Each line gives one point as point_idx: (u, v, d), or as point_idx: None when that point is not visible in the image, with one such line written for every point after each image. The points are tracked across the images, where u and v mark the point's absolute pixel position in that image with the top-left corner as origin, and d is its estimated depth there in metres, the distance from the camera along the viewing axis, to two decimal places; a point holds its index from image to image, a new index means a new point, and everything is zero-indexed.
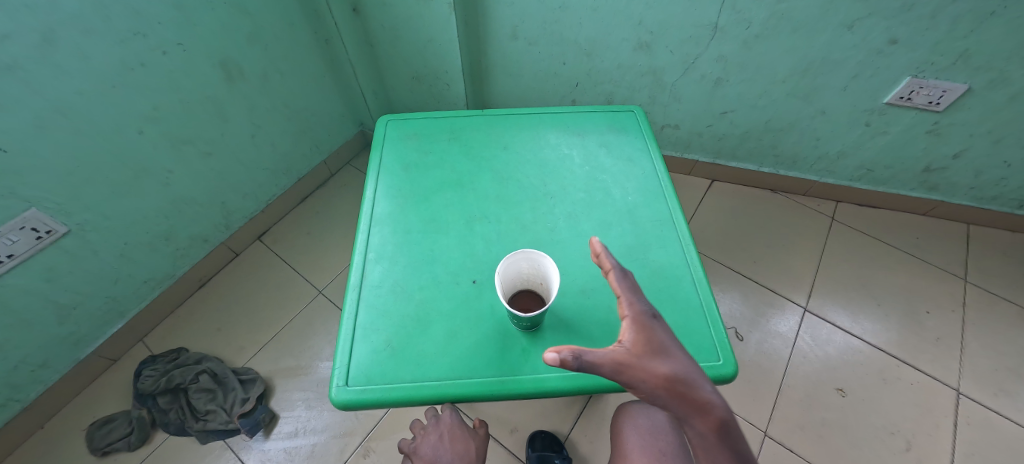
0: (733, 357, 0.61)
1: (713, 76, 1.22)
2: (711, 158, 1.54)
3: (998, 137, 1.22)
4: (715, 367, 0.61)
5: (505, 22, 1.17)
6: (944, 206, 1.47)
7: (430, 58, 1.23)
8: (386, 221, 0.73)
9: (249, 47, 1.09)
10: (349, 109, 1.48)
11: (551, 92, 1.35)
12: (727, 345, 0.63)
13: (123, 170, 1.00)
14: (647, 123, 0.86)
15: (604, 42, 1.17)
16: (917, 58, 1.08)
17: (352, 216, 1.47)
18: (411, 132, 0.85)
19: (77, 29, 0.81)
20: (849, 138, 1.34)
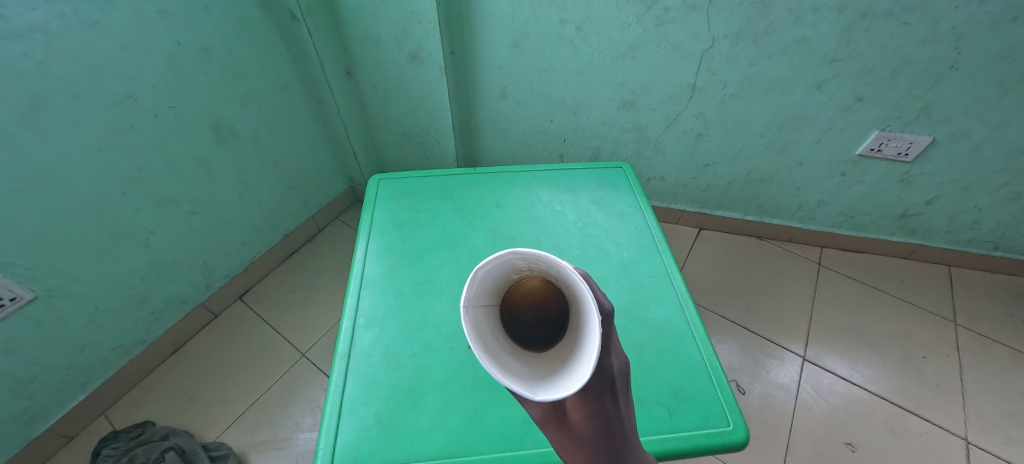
0: (743, 421, 0.58)
1: (694, 132, 1.27)
2: (698, 207, 1.57)
3: (965, 185, 1.27)
4: (725, 433, 0.57)
5: (493, 82, 1.21)
6: (924, 249, 1.50)
7: (422, 117, 1.26)
8: (377, 283, 0.71)
9: (241, 109, 1.10)
10: (338, 166, 1.48)
11: (539, 147, 1.38)
12: (735, 407, 0.59)
13: (102, 232, 0.96)
14: (636, 178, 0.87)
15: (589, 101, 1.22)
16: (882, 114, 1.14)
17: (338, 273, 1.43)
18: (403, 191, 0.85)
19: (67, 94, 0.81)
20: (828, 187, 1.38)
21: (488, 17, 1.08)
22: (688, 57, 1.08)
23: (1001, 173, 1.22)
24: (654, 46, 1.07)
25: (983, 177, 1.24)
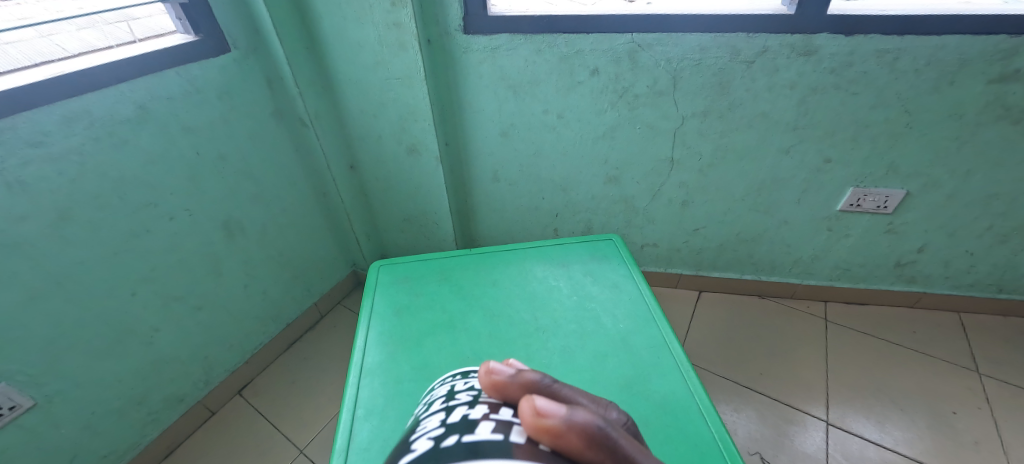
0: None
1: (679, 200, 1.34)
2: (694, 270, 1.60)
3: (949, 231, 1.31)
4: None
5: (486, 167, 1.31)
6: (928, 296, 1.50)
7: (421, 202, 1.34)
8: (377, 370, 0.72)
9: (251, 206, 1.17)
10: (342, 252, 1.53)
11: (533, 223, 1.44)
12: None
13: (109, 332, 0.98)
14: (626, 249, 0.91)
15: (576, 178, 1.30)
16: (853, 172, 1.21)
17: (340, 360, 1.41)
18: (402, 276, 0.88)
19: (92, 204, 0.88)
20: (817, 243, 1.42)
21: (478, 112, 1.19)
22: (663, 134, 1.17)
23: (980, 218, 1.27)
24: (631, 127, 1.17)
25: (963, 223, 1.29)
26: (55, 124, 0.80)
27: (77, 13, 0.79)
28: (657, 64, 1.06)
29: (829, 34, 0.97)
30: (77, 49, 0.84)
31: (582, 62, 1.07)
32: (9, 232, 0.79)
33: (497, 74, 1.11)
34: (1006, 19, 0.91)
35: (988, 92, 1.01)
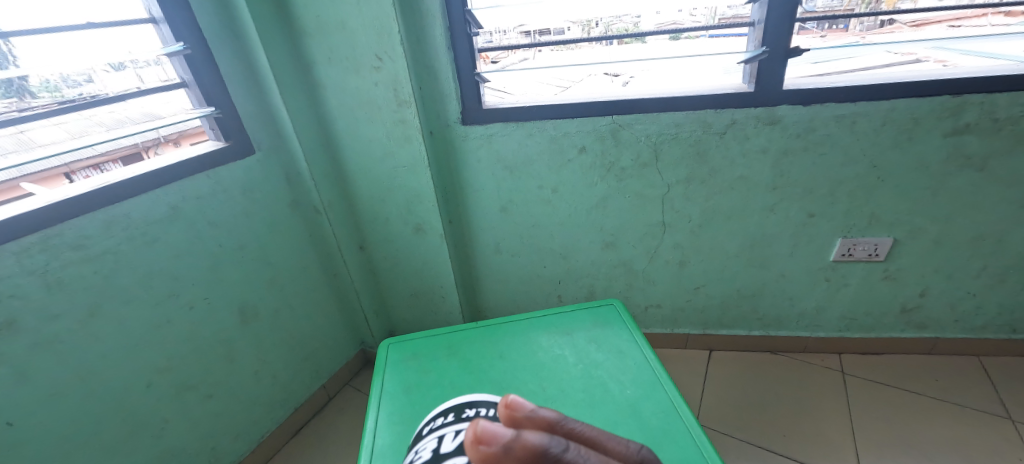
0: None
1: (676, 260, 1.38)
2: (702, 329, 1.60)
3: (947, 274, 1.34)
4: None
5: (489, 240, 1.37)
6: (942, 342, 1.49)
7: (427, 277, 1.39)
8: (388, 452, 0.72)
9: (265, 291, 1.22)
10: (351, 331, 1.54)
11: (538, 292, 1.47)
12: None
13: (122, 427, 0.98)
14: (627, 314, 0.94)
15: (575, 246, 1.36)
16: (838, 225, 1.27)
17: (348, 445, 1.37)
18: (411, 352, 0.91)
19: (119, 299, 0.93)
20: (818, 294, 1.44)
21: (478, 191, 1.28)
22: (651, 201, 1.25)
23: (973, 260, 1.30)
24: (621, 196, 1.25)
25: (958, 265, 1.32)
26: (96, 228, 0.88)
27: (119, 135, 0.89)
28: (638, 140, 1.16)
29: (789, 105, 1.08)
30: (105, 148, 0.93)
31: (570, 142, 1.18)
32: (43, 330, 0.84)
33: (494, 157, 1.22)
34: (941, 84, 1.03)
35: (946, 145, 1.10)
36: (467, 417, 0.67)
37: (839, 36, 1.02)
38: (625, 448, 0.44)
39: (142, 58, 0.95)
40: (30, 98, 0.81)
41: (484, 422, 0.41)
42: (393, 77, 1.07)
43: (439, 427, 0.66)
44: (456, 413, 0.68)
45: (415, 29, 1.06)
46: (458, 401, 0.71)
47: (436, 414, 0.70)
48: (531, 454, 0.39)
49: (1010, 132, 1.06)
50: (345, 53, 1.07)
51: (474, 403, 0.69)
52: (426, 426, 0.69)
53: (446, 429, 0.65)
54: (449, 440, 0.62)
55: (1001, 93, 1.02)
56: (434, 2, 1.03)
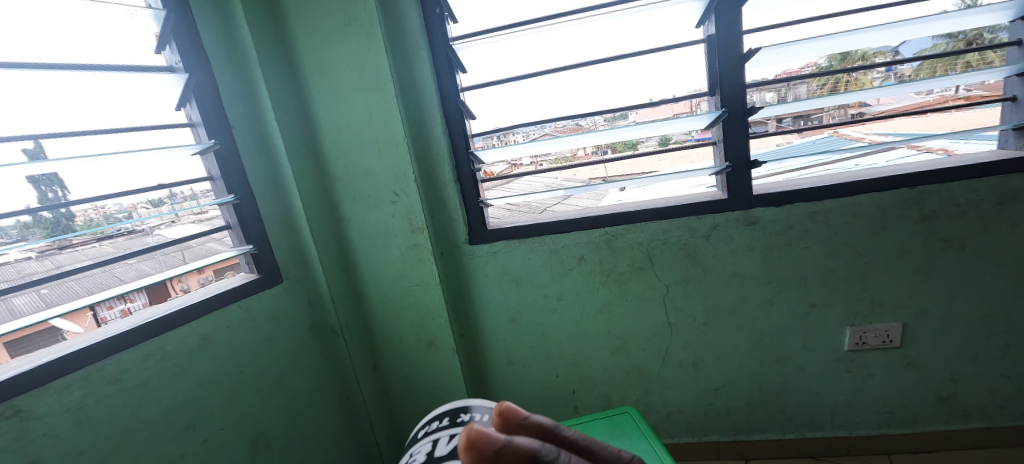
0: None
1: (689, 360, 1.36)
2: (732, 435, 1.44)
3: (973, 356, 1.27)
4: None
5: (501, 352, 1.39)
6: (995, 432, 1.32)
7: (439, 394, 1.38)
8: None
9: (279, 419, 1.19)
10: (361, 456, 1.40)
11: (554, 403, 1.43)
12: None
13: None
14: (643, 420, 0.94)
15: (585, 353, 1.37)
16: (843, 314, 1.27)
17: None
18: None
19: (140, 433, 0.94)
20: (846, 387, 1.34)
21: (486, 304, 1.34)
22: (653, 302, 1.30)
23: (992, 339, 1.25)
24: (624, 299, 1.30)
25: (979, 346, 1.26)
26: (134, 362, 0.94)
27: (156, 278, 0.97)
28: (632, 247, 1.25)
29: (762, 207, 1.19)
30: (131, 277, 0.97)
31: (569, 253, 1.27)
32: None
33: (501, 272, 1.30)
34: (898, 181, 1.14)
35: (920, 231, 1.17)
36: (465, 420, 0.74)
37: (814, 133, 1.12)
38: (608, 453, 0.56)
39: (180, 194, 1.06)
40: (73, 236, 0.89)
41: (475, 426, 0.51)
42: (408, 209, 1.22)
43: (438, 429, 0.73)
44: (454, 415, 0.75)
45: (428, 168, 1.23)
46: (452, 405, 0.78)
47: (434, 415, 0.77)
48: (521, 455, 0.49)
49: (975, 215, 1.14)
50: (366, 191, 1.23)
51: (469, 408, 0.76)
52: (424, 430, 0.75)
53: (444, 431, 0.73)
54: (443, 443, 0.70)
55: (952, 183, 1.13)
56: (443, 147, 1.22)
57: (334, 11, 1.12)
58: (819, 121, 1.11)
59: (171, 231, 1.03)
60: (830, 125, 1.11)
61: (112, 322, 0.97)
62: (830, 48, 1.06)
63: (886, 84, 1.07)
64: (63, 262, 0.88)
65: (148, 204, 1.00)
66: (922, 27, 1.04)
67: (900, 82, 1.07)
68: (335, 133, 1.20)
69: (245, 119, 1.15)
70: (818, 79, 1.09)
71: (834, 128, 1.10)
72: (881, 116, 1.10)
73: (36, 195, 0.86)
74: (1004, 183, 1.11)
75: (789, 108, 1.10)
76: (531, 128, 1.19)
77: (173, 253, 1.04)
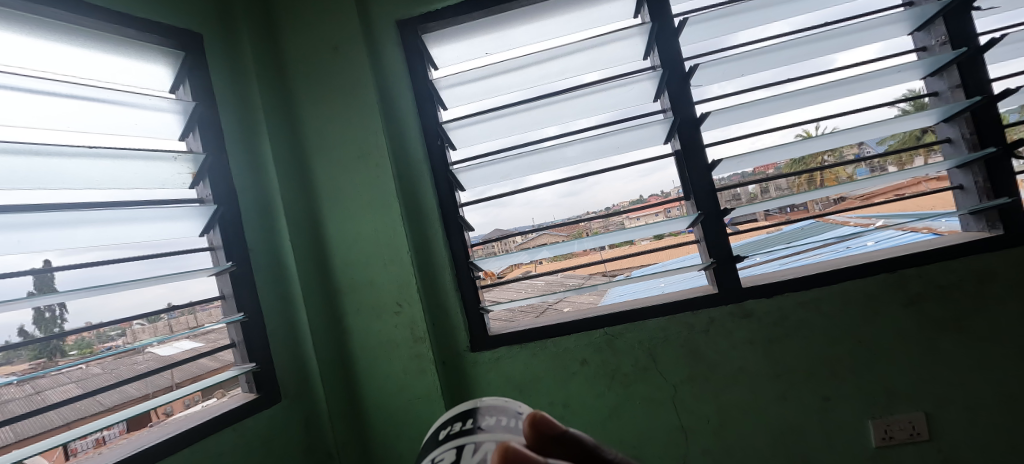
0: None
1: None
2: None
3: (1011, 445, 1.16)
4: None
5: None
6: None
7: None
8: None
9: None
10: None
11: None
12: None
13: None
14: None
15: None
16: (861, 406, 1.21)
17: None
18: None
19: None
20: None
21: None
22: (663, 403, 1.25)
23: None
24: (634, 403, 1.25)
25: (1015, 433, 1.16)
26: None
27: (150, 404, 0.95)
28: (634, 346, 1.25)
29: (754, 298, 1.23)
30: (112, 401, 0.96)
31: (573, 355, 1.26)
32: None
33: (504, 379, 1.27)
34: (877, 267, 1.21)
35: (912, 313, 1.19)
36: (489, 427, 0.43)
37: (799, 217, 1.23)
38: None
39: (178, 308, 1.08)
40: (60, 361, 0.88)
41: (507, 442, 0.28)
42: (411, 319, 1.23)
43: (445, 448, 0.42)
44: (474, 420, 0.44)
45: (430, 278, 1.28)
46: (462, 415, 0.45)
47: (439, 425, 0.47)
48: None
49: (960, 295, 1.18)
50: (370, 304, 1.26)
51: (497, 409, 0.45)
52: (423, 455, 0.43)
53: (462, 443, 0.42)
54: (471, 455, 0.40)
55: (929, 265, 1.19)
56: (445, 257, 1.28)
57: (349, 145, 1.27)
58: (806, 208, 1.21)
59: (163, 349, 1.03)
60: (818, 212, 1.22)
61: (82, 453, 0.92)
62: (794, 152, 1.19)
63: (876, 177, 1.16)
64: (43, 387, 0.86)
65: (144, 319, 1.01)
66: (884, 128, 1.16)
67: (888, 176, 1.15)
68: (343, 250, 1.28)
69: (262, 241, 1.23)
70: (795, 174, 1.21)
71: (821, 215, 1.21)
72: (862, 200, 1.21)
73: (33, 313, 0.87)
74: (978, 261, 1.17)
75: (779, 203, 1.18)
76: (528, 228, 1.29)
77: (162, 374, 1.03)
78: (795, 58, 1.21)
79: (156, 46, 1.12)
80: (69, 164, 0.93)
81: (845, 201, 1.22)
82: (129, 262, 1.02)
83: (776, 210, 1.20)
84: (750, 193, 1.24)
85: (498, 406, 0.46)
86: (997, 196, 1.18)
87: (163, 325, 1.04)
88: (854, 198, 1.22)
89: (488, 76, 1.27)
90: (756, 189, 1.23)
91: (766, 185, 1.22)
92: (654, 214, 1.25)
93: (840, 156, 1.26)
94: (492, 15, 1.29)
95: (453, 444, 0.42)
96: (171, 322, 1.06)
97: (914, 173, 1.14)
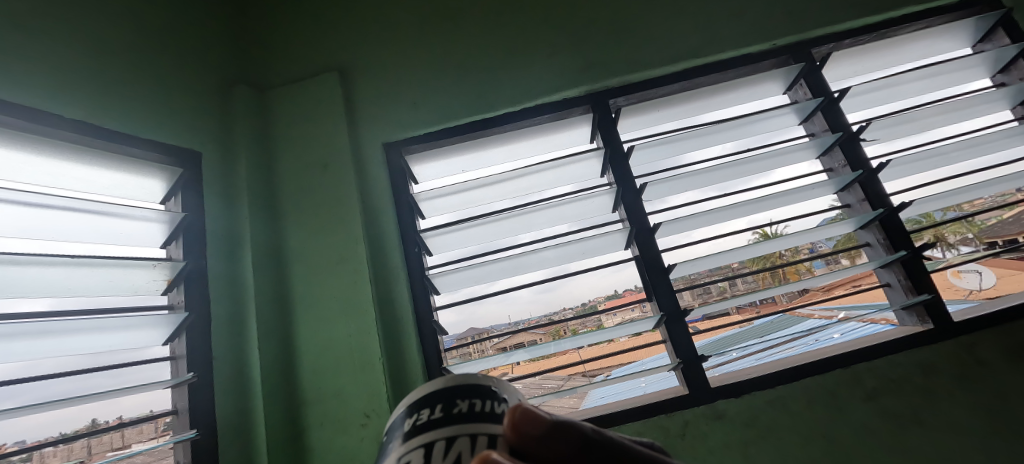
0: None
1: None
2: None
3: None
4: None
5: None
6: None
7: None
8: None
9: None
10: None
11: None
12: None
13: None
14: None
15: None
16: None
17: None
18: None
19: None
20: None
21: None
22: None
23: None
24: None
25: None
26: None
27: None
28: None
29: (725, 398, 1.25)
30: None
31: None
32: None
33: None
34: (834, 362, 1.27)
35: (875, 408, 1.22)
36: (461, 413, 0.49)
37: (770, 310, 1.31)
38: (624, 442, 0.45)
39: (101, 423, 0.97)
40: None
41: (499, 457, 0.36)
42: (379, 432, 1.15)
43: (420, 435, 0.48)
44: (446, 407, 0.50)
45: (400, 388, 1.21)
46: (441, 383, 0.52)
47: (407, 411, 0.51)
48: None
49: (913, 388, 1.23)
50: (336, 416, 1.18)
51: (470, 392, 0.51)
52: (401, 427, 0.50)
53: (436, 436, 0.48)
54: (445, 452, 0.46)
55: (878, 359, 1.27)
56: (417, 363, 1.23)
57: (326, 252, 1.30)
58: (775, 302, 1.31)
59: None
60: (785, 305, 1.32)
61: None
62: (738, 257, 1.30)
63: (832, 273, 1.28)
64: None
65: (58, 440, 0.91)
66: (828, 231, 1.31)
67: (837, 271, 1.28)
68: (311, 358, 1.23)
69: (229, 351, 1.17)
70: (760, 270, 1.33)
71: (791, 307, 1.31)
72: (824, 293, 1.33)
73: None
74: (920, 354, 1.26)
75: (749, 297, 1.27)
76: (505, 326, 1.32)
77: None
78: (733, 177, 1.40)
79: (155, 162, 1.18)
80: (46, 271, 0.93)
81: (808, 293, 1.33)
82: (56, 378, 0.93)
83: (745, 306, 1.29)
84: (720, 288, 1.34)
85: (469, 386, 0.52)
86: (918, 293, 1.32)
87: (79, 446, 0.92)
88: (817, 291, 1.33)
89: (464, 189, 1.37)
90: (724, 285, 1.33)
91: (734, 281, 1.33)
92: (636, 308, 1.33)
93: (796, 252, 1.39)
94: (467, 139, 1.45)
95: (426, 435, 0.48)
96: (92, 441, 0.94)
97: (862, 269, 1.29)
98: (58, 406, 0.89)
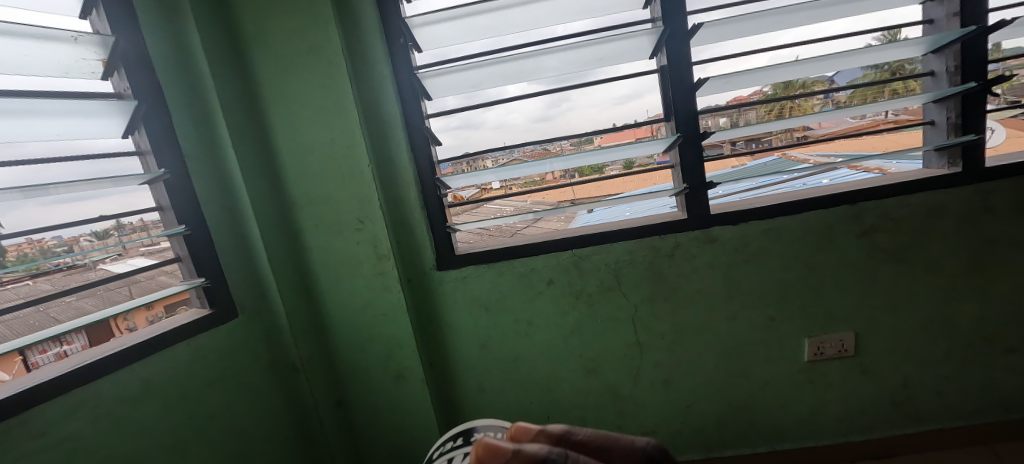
0: None
1: (661, 379, 1.35)
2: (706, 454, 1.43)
3: (919, 358, 1.32)
4: None
5: (472, 381, 1.34)
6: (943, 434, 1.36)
7: (409, 430, 1.32)
8: None
9: None
10: None
11: None
12: None
13: None
14: None
15: (559, 376, 1.35)
16: (800, 326, 1.30)
17: None
18: None
19: None
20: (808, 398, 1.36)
21: (458, 330, 1.30)
22: (624, 322, 1.30)
23: (937, 342, 1.31)
24: (596, 320, 1.30)
25: (920, 352, 1.32)
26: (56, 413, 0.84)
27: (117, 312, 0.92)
28: (600, 268, 1.26)
29: (720, 226, 1.24)
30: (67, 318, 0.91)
31: (539, 275, 1.27)
32: None
33: (470, 297, 1.27)
34: (840, 198, 1.23)
35: (863, 244, 1.25)
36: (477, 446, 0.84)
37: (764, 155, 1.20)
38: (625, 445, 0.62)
39: (128, 225, 1.00)
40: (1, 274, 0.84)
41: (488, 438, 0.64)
42: (374, 236, 1.19)
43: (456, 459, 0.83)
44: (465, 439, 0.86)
45: (394, 192, 1.21)
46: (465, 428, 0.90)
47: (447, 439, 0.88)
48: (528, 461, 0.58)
49: (908, 228, 1.23)
50: (329, 219, 1.19)
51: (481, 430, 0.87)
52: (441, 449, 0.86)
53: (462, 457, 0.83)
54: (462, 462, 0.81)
55: (887, 199, 1.22)
56: (409, 172, 1.21)
57: (290, 39, 1.12)
58: (769, 144, 1.20)
59: (116, 266, 0.98)
60: (779, 148, 1.20)
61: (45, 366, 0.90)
62: (779, 77, 1.15)
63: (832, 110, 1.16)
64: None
65: (92, 236, 0.95)
66: (848, 59, 1.14)
67: (839, 110, 1.15)
68: (296, 161, 1.17)
69: (199, 148, 1.10)
70: (764, 106, 1.17)
71: (784, 150, 1.19)
72: (823, 139, 1.19)
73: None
74: (931, 196, 1.21)
75: (744, 131, 1.17)
76: (499, 154, 1.20)
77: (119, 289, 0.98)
78: None
79: None
80: None
81: (806, 138, 1.20)
82: (25, 165, 0.88)
83: (739, 138, 1.19)
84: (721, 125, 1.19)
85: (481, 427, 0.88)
86: (962, 134, 1.20)
87: (113, 240, 0.97)
88: (816, 137, 1.20)
89: None
90: (727, 122, 1.19)
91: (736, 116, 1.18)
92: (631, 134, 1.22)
93: (810, 92, 1.19)
94: None
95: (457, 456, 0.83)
96: (124, 238, 0.99)
97: (874, 109, 1.14)
98: (49, 193, 0.90)
